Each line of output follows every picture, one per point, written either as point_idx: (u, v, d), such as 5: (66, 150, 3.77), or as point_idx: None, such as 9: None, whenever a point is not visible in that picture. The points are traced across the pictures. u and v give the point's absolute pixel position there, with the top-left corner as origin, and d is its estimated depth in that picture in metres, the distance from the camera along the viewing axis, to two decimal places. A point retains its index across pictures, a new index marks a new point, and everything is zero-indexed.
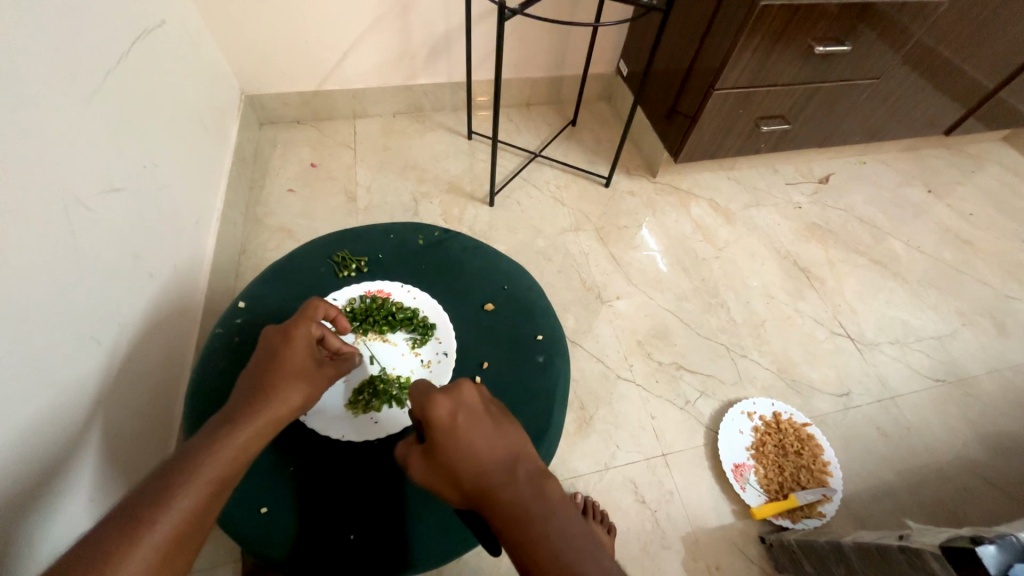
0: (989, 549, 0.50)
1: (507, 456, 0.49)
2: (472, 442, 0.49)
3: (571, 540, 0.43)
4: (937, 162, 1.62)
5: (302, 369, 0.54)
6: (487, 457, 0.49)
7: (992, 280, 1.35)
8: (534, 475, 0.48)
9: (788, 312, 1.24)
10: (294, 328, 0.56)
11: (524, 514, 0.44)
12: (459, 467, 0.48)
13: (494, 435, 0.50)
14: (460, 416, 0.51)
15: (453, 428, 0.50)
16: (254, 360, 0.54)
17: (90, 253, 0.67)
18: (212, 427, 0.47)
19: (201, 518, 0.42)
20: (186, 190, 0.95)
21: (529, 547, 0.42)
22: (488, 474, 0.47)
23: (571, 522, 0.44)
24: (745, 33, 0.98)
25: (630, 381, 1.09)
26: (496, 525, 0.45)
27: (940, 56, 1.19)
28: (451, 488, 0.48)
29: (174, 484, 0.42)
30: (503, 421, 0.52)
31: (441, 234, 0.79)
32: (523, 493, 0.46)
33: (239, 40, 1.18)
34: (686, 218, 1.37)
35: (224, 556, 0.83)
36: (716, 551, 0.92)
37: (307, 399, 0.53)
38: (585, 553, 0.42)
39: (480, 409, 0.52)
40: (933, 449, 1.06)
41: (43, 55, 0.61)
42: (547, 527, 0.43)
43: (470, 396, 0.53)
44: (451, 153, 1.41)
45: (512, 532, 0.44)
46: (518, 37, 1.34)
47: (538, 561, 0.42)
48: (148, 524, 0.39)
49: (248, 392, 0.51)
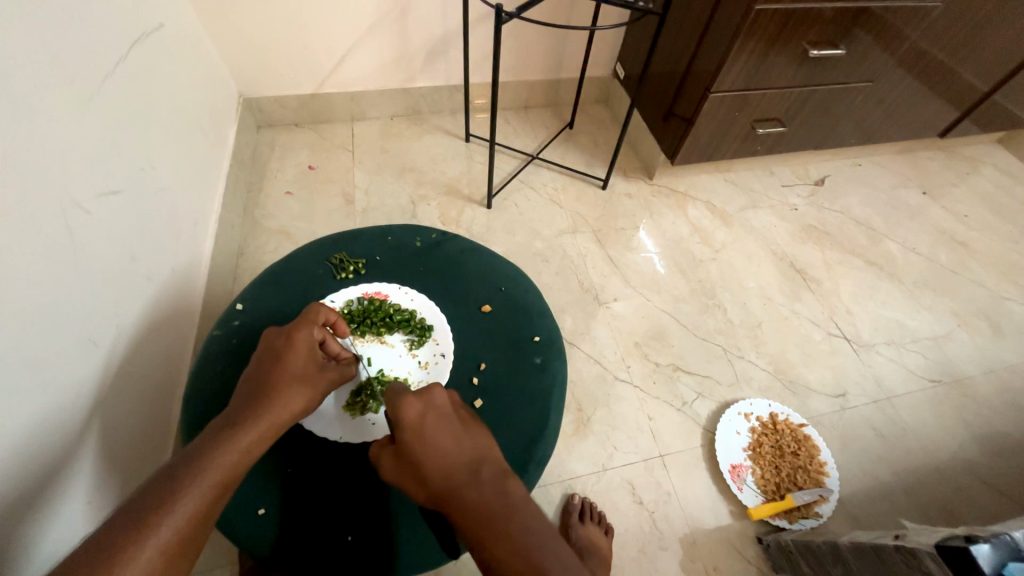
0: (983, 549, 0.51)
1: (472, 456, 0.50)
2: (439, 443, 0.50)
3: (534, 537, 0.43)
4: (933, 164, 1.63)
5: (304, 374, 0.54)
6: (454, 457, 0.50)
7: (987, 281, 1.36)
8: (497, 474, 0.48)
9: (784, 313, 1.25)
10: (296, 332, 0.56)
11: (487, 513, 0.45)
12: (425, 468, 0.49)
13: (461, 436, 0.51)
14: (429, 419, 0.52)
15: (420, 430, 0.51)
16: (255, 364, 0.54)
17: (88, 256, 0.67)
18: (214, 429, 0.48)
19: (204, 521, 0.42)
20: (185, 193, 0.96)
21: (491, 547, 0.43)
22: (453, 475, 0.48)
23: (534, 519, 0.45)
24: (741, 37, 0.99)
25: (627, 383, 1.09)
26: (460, 525, 0.46)
27: (934, 59, 1.20)
28: (418, 488, 0.49)
29: (178, 487, 0.42)
30: (471, 424, 0.53)
31: (439, 235, 0.79)
32: (488, 492, 0.47)
33: (238, 44, 1.19)
34: (682, 220, 1.38)
35: (222, 558, 0.83)
36: (713, 552, 0.93)
37: (308, 402, 0.54)
38: (547, 550, 0.43)
39: (450, 412, 0.53)
40: (929, 449, 1.07)
41: (42, 60, 0.62)
42: (510, 525, 0.44)
43: (443, 399, 0.54)
44: (449, 156, 1.42)
45: (475, 531, 0.44)
46: (515, 41, 1.35)
47: (500, 559, 0.42)
48: (153, 527, 0.40)
49: (250, 395, 0.51)
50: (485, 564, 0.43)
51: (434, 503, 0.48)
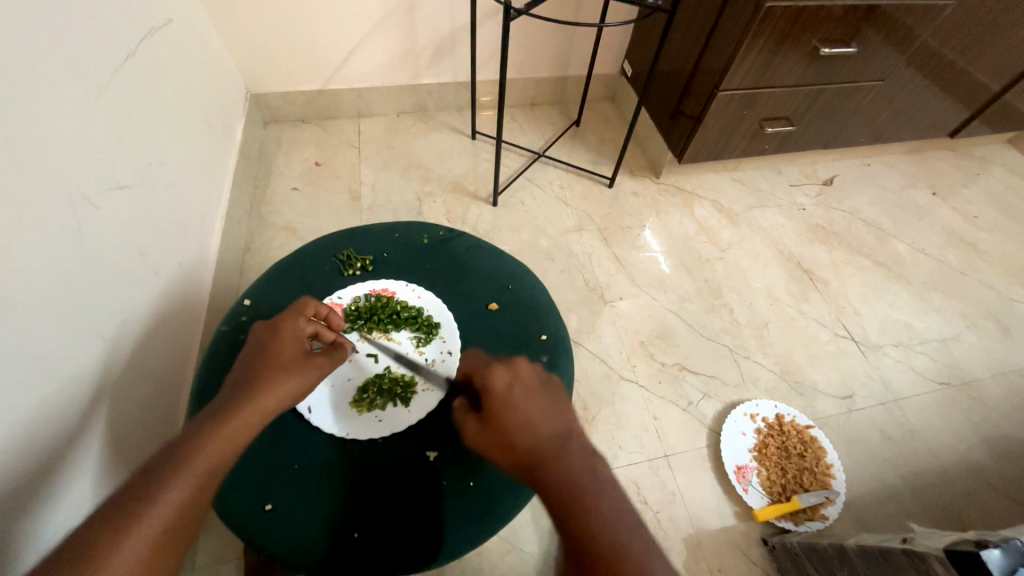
0: (994, 553, 0.50)
1: (564, 433, 0.50)
2: (532, 415, 0.51)
3: (620, 520, 0.45)
4: (943, 164, 1.61)
5: (291, 360, 0.53)
6: (546, 428, 0.50)
7: (997, 283, 1.34)
8: (588, 453, 0.49)
9: (791, 313, 1.24)
10: (283, 323, 0.56)
11: (579, 489, 0.46)
12: (515, 434, 0.49)
13: (552, 411, 0.51)
14: (522, 389, 0.52)
15: (515, 397, 0.52)
16: (244, 355, 0.54)
17: (96, 250, 0.67)
18: (200, 419, 0.47)
19: (192, 511, 0.42)
20: (192, 188, 0.96)
21: (580, 519, 0.44)
22: (546, 446, 0.49)
23: (622, 503, 0.46)
24: (750, 35, 0.98)
25: (632, 382, 1.09)
26: (548, 493, 0.46)
27: (946, 58, 1.19)
28: (504, 453, 0.49)
29: (163, 477, 0.42)
30: (564, 403, 0.54)
31: (445, 233, 0.79)
32: (579, 468, 0.48)
33: (245, 39, 1.19)
34: (689, 219, 1.37)
35: (228, 552, 0.83)
36: (717, 553, 0.92)
37: (297, 389, 0.52)
38: (636, 531, 0.44)
39: (543, 387, 0.53)
40: (936, 452, 1.06)
41: (53, 54, 0.62)
42: (601, 506, 0.45)
43: (538, 373, 0.55)
44: (455, 153, 1.41)
45: (565, 503, 0.45)
46: (522, 37, 1.34)
47: (591, 531, 0.44)
48: (136, 518, 0.40)
49: (238, 384, 0.51)
50: (574, 534, 0.44)
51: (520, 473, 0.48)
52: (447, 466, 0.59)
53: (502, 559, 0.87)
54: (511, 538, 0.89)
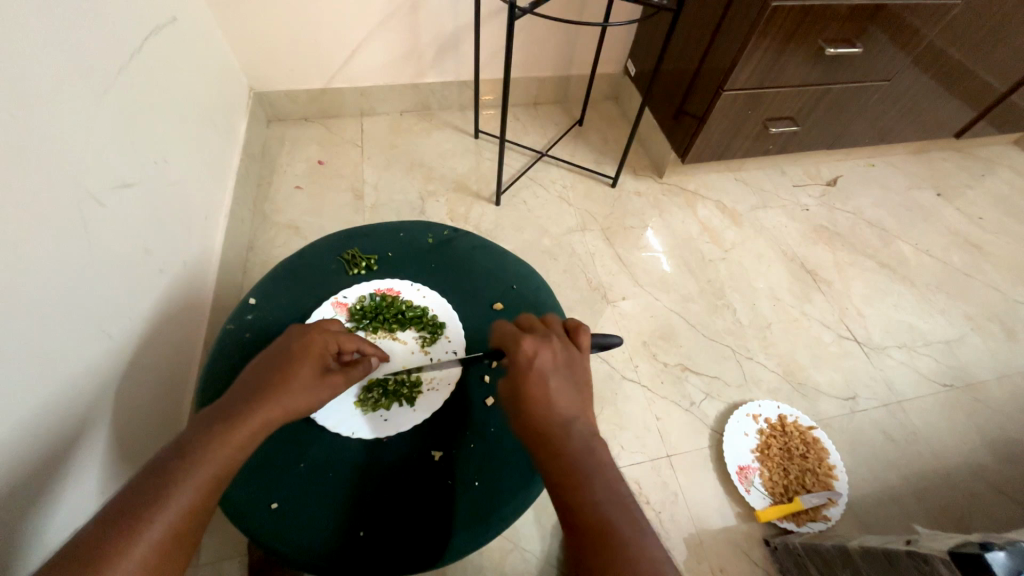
0: (999, 556, 0.50)
1: (576, 409, 0.50)
2: (548, 386, 0.50)
3: (615, 499, 0.44)
4: (946, 165, 1.61)
5: (310, 377, 0.51)
6: (558, 403, 0.50)
7: (1001, 285, 1.34)
8: (589, 434, 0.48)
9: (795, 314, 1.24)
10: (313, 334, 0.53)
11: (577, 465, 0.45)
12: (528, 405, 0.49)
13: (570, 389, 0.51)
14: (543, 359, 0.51)
15: (535, 367, 0.51)
16: (263, 359, 0.52)
17: (103, 249, 0.68)
18: (209, 418, 0.46)
19: (198, 517, 0.41)
20: (197, 186, 0.96)
21: (573, 494, 0.44)
22: (554, 419, 0.49)
23: (621, 483, 0.45)
24: (756, 35, 0.97)
25: (635, 382, 1.09)
26: (544, 464, 0.46)
27: (952, 58, 1.19)
28: (521, 417, 0.50)
29: (171, 481, 0.41)
30: (584, 378, 0.52)
31: (450, 232, 0.79)
32: (576, 445, 0.47)
33: (249, 38, 1.19)
34: (692, 219, 1.37)
35: (231, 549, 0.84)
36: (719, 553, 0.92)
37: (311, 403, 0.51)
38: (624, 511, 0.43)
39: (564, 360, 0.52)
40: (940, 454, 1.06)
41: (61, 52, 0.62)
42: (593, 482, 0.44)
43: (566, 345, 0.54)
44: (458, 152, 1.41)
45: (562, 478, 0.45)
46: (526, 36, 1.34)
47: (580, 505, 0.43)
48: (147, 521, 0.39)
49: (251, 389, 0.48)
50: (565, 507, 0.44)
51: (530, 442, 0.49)
52: (452, 466, 0.59)
53: (504, 559, 0.88)
54: (512, 537, 0.89)
